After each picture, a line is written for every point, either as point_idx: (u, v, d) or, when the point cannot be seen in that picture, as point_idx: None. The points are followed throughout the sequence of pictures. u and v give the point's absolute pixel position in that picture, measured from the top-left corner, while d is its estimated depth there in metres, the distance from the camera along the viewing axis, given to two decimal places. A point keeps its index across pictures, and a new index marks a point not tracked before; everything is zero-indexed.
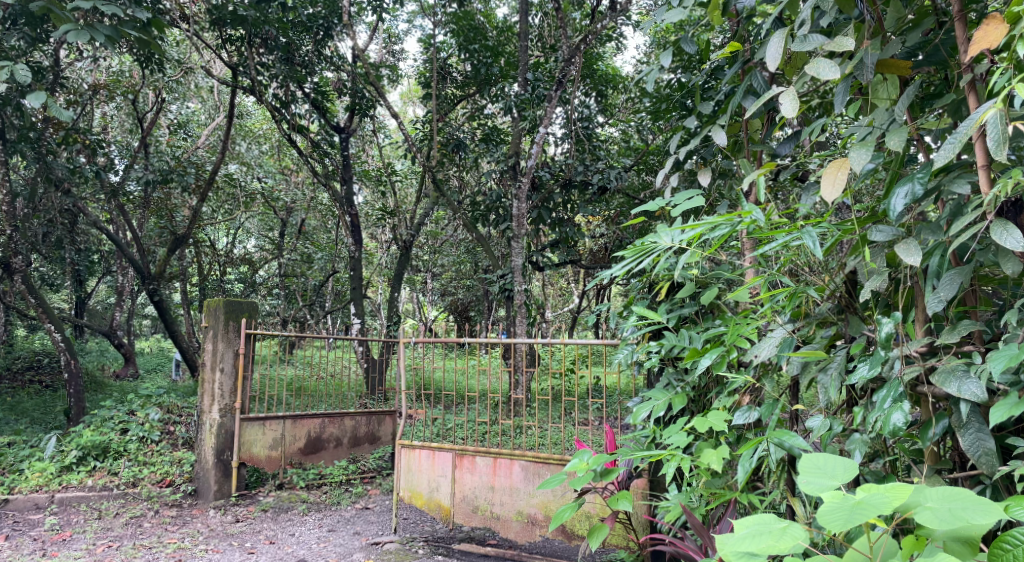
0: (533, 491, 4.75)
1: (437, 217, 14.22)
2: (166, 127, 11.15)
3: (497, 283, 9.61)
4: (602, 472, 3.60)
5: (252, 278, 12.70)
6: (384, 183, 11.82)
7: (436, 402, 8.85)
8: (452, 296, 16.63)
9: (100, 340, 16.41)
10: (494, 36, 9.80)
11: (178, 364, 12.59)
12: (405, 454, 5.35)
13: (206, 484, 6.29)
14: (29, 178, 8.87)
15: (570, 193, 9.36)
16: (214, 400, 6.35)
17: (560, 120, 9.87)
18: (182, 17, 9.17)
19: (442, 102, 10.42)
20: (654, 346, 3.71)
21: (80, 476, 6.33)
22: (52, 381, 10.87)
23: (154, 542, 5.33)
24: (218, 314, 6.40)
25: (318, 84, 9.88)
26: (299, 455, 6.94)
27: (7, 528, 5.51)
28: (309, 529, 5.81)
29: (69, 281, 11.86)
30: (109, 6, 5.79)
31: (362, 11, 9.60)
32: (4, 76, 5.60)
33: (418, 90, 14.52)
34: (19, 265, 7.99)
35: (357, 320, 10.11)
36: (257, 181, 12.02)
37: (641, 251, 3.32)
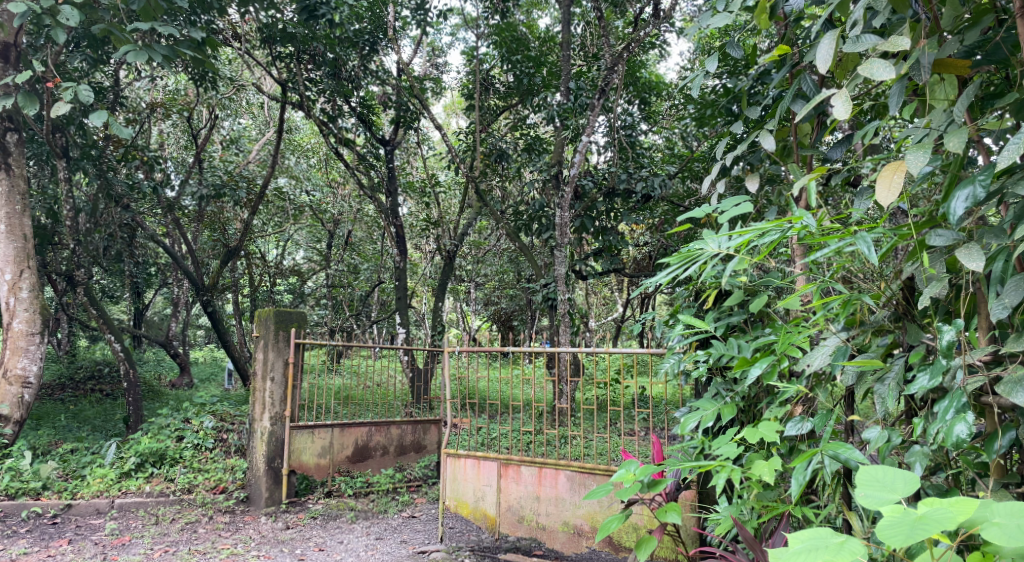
0: (579, 502, 4.72)
1: (481, 226, 14.27)
2: (219, 144, 11.48)
3: (540, 293, 9.60)
4: (649, 483, 3.55)
5: (300, 290, 12.93)
6: (429, 195, 11.95)
7: (481, 411, 8.87)
8: (495, 306, 16.66)
9: (156, 350, 16.87)
10: (536, 46, 9.84)
11: (230, 374, 12.85)
12: (451, 463, 5.36)
13: (258, 491, 6.42)
14: (90, 195, 9.17)
15: (613, 202, 9.31)
16: (265, 408, 6.49)
17: (603, 129, 9.83)
18: (234, 36, 9.44)
19: (484, 113, 10.51)
20: (703, 355, 3.65)
21: (138, 482, 6.49)
22: (112, 390, 11.19)
23: (208, 548, 5.45)
24: (268, 325, 6.55)
25: (365, 98, 10.03)
26: (347, 463, 7.02)
27: (70, 533, 5.69)
28: (357, 536, 5.87)
29: (128, 293, 12.26)
30: (167, 27, 6.00)
31: (406, 26, 9.76)
32: (68, 97, 5.82)
33: (461, 102, 14.66)
34: (82, 279, 8.28)
35: (403, 330, 10.20)
36: (305, 195, 12.27)
37: (687, 258, 3.29)
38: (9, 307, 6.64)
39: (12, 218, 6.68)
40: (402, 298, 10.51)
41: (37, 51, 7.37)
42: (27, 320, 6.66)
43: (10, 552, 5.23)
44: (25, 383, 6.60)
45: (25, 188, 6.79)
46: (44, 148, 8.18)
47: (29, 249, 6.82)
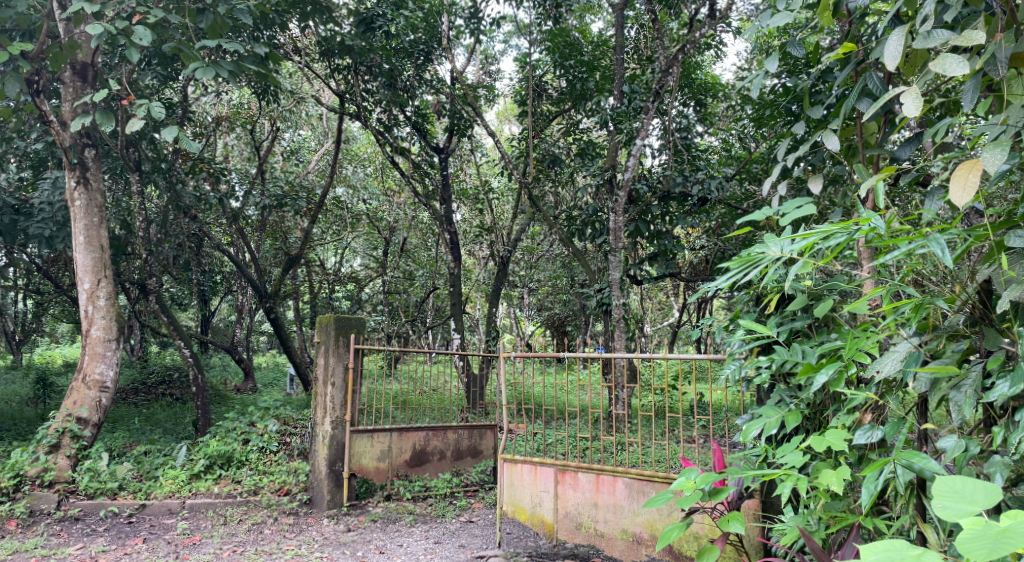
0: (638, 509, 4.67)
1: (534, 232, 14.28)
2: (280, 155, 11.79)
3: (594, 298, 9.54)
4: (710, 491, 3.49)
5: (358, 296, 13.16)
6: (482, 202, 12.02)
7: (537, 417, 8.86)
8: (549, 311, 16.62)
9: (222, 356, 17.38)
10: (589, 51, 9.79)
11: (292, 379, 13.14)
12: (507, 469, 5.37)
13: (320, 493, 6.56)
14: (161, 207, 9.54)
15: (668, 205, 9.17)
16: (327, 413, 6.62)
17: (658, 131, 9.73)
18: (294, 50, 9.70)
19: (537, 119, 10.53)
20: (765, 361, 3.57)
21: (207, 484, 6.69)
22: (182, 394, 11.58)
23: (274, 549, 5.59)
24: (329, 330, 6.68)
25: (419, 107, 10.15)
26: (405, 468, 7.10)
27: (145, 532, 5.92)
28: (416, 540, 5.93)
29: (195, 301, 12.70)
30: (232, 43, 6.20)
31: (459, 35, 9.87)
32: (141, 113, 6.07)
33: (513, 108, 14.70)
34: (153, 287, 8.61)
35: (458, 336, 10.26)
36: (362, 203, 12.50)
37: (747, 262, 3.26)
38: (88, 315, 6.97)
39: (90, 230, 6.99)
40: (457, 304, 10.58)
41: (113, 70, 7.73)
42: (104, 326, 6.98)
43: (90, 550, 5.47)
44: (102, 388, 6.90)
45: (102, 201, 7.10)
46: (118, 162, 8.54)
47: (106, 259, 7.14)
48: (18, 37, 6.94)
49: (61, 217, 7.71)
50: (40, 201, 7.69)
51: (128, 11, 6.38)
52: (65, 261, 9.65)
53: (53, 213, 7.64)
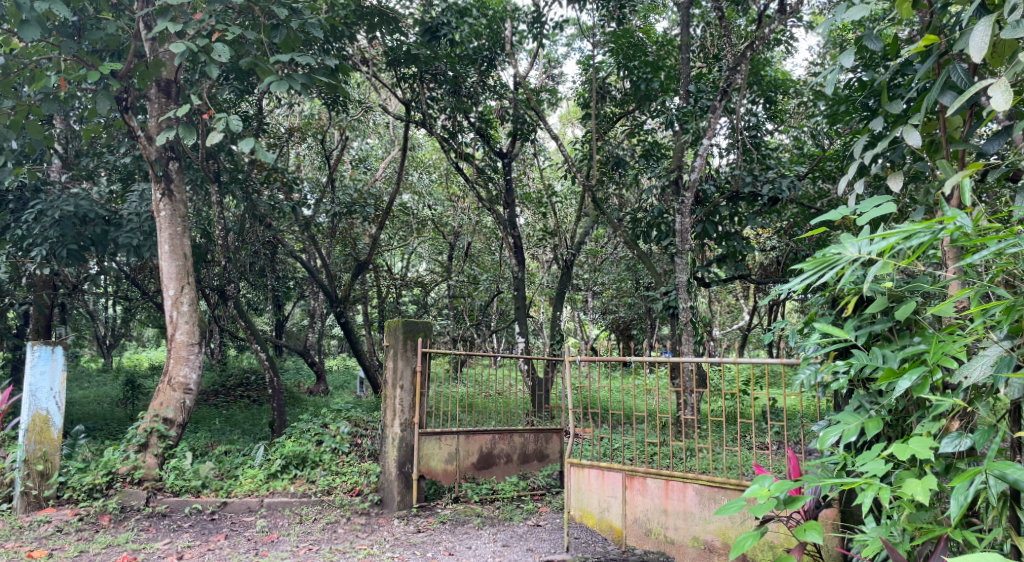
0: (710, 517, 4.59)
1: (598, 235, 14.18)
2: (349, 164, 12.08)
3: (661, 301, 9.38)
4: (786, 499, 3.40)
5: (424, 301, 13.32)
6: (545, 205, 12.02)
7: (604, 422, 8.79)
8: (613, 315, 16.43)
9: (295, 359, 17.86)
10: (654, 51, 9.66)
11: (362, 382, 13.40)
12: (575, 473, 5.37)
13: (390, 494, 6.67)
14: (238, 215, 9.91)
15: (737, 206, 8.97)
16: (396, 415, 6.75)
17: (726, 130, 9.54)
18: (362, 61, 9.91)
19: (601, 121, 10.40)
20: (842, 366, 3.45)
21: (284, 483, 6.89)
22: (259, 396, 11.96)
23: (347, 547, 5.73)
24: (397, 334, 6.79)
25: (483, 113, 10.24)
26: (472, 470, 7.17)
27: (226, 529, 6.16)
28: (484, 542, 5.97)
29: (270, 306, 13.10)
30: (304, 57, 6.41)
31: (522, 40, 9.90)
32: (221, 126, 6.31)
33: (577, 110, 14.61)
34: (232, 293, 8.95)
35: (523, 340, 10.26)
36: (427, 209, 12.66)
37: (822, 264, 3.19)
38: (173, 320, 7.28)
39: (175, 239, 7.33)
40: (521, 307, 10.59)
41: (194, 86, 8.10)
42: (187, 331, 7.29)
43: (177, 545, 5.72)
44: (186, 390, 7.22)
45: (185, 211, 7.42)
46: (200, 174, 8.95)
47: (189, 267, 7.45)
48: (108, 57, 7.33)
49: (148, 227, 8.12)
50: (129, 212, 8.11)
51: (208, 29, 6.68)
52: (151, 269, 10.11)
53: (140, 224, 8.06)
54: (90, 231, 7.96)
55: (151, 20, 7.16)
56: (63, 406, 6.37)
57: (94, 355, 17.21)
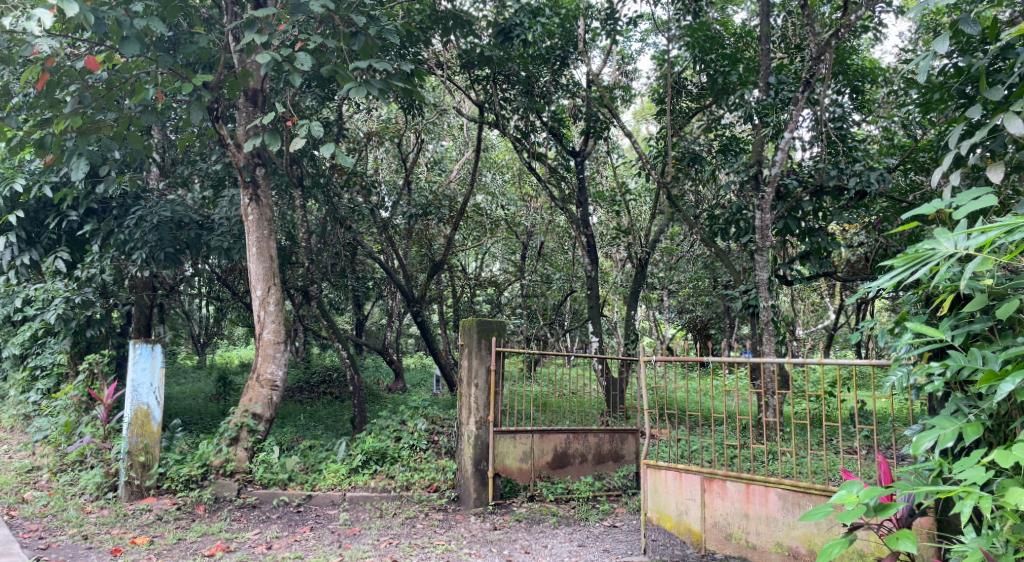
0: (794, 523, 4.47)
1: (674, 232, 13.94)
2: (424, 166, 12.28)
3: (740, 299, 9.14)
4: (877, 506, 3.28)
5: (498, 300, 13.40)
6: (618, 203, 11.87)
7: (680, 424, 8.63)
8: (690, 314, 16.10)
9: (373, 357, 18.26)
10: (732, 43, 9.44)
11: (438, 381, 13.59)
12: (651, 475, 5.27)
13: (467, 491, 6.76)
14: (320, 218, 10.22)
15: (822, 201, 8.67)
16: (471, 413, 6.83)
17: (810, 122, 9.21)
18: (437, 64, 10.07)
19: (676, 117, 10.18)
20: (937, 367, 3.29)
21: (364, 478, 7.10)
22: (340, 393, 12.31)
23: (426, 542, 5.84)
24: (471, 333, 6.86)
25: (555, 112, 10.21)
26: (547, 469, 7.15)
27: (312, 521, 6.38)
28: (561, 542, 5.97)
29: (350, 305, 13.46)
30: (381, 62, 6.56)
31: (596, 37, 9.86)
32: (303, 132, 6.52)
33: (651, 107, 14.36)
34: (314, 293, 9.25)
35: (596, 339, 10.18)
36: (500, 209, 12.73)
37: (914, 260, 3.09)
38: (260, 319, 7.58)
39: (262, 242, 7.63)
40: (594, 306, 10.50)
41: (279, 94, 8.43)
42: (274, 330, 7.57)
43: (266, 535, 5.96)
44: (273, 386, 7.51)
45: (272, 215, 7.72)
46: (284, 179, 9.31)
47: (274, 269, 7.74)
48: (200, 69, 7.70)
49: (237, 230, 8.54)
50: (220, 217, 8.52)
51: (291, 39, 6.94)
52: (239, 271, 10.56)
53: (230, 227, 8.49)
54: (185, 235, 8.41)
55: (239, 33, 7.49)
56: (162, 400, 6.71)
57: (188, 353, 18.11)
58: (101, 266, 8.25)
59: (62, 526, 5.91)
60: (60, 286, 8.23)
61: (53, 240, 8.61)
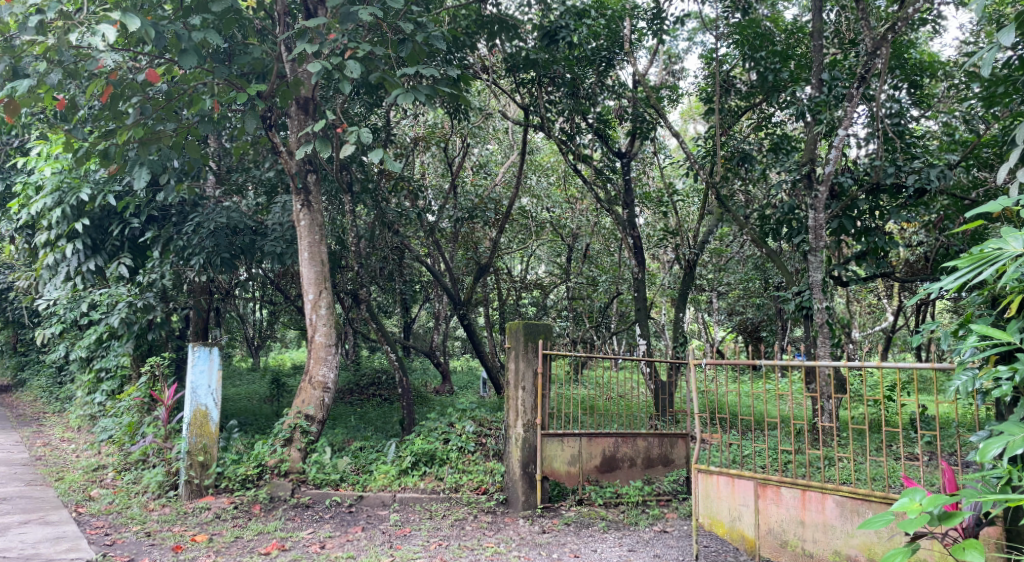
0: (853, 531, 4.35)
1: (723, 233, 13.72)
2: (470, 169, 12.34)
3: (793, 301, 8.94)
4: (942, 515, 3.16)
5: (544, 303, 13.35)
6: (666, 205, 11.72)
7: (731, 428, 8.47)
8: (740, 316, 15.80)
9: (420, 360, 18.40)
10: (782, 39, 9.23)
11: (485, 383, 13.62)
12: (703, 480, 5.19)
13: (516, 494, 6.76)
14: (368, 223, 10.36)
15: (878, 199, 8.43)
16: (518, 416, 6.84)
17: (865, 119, 8.97)
18: (483, 68, 10.12)
19: (725, 116, 10.01)
20: (1005, 371, 3.16)
21: (414, 479, 7.16)
22: (389, 394, 12.44)
23: (475, 544, 5.86)
24: (518, 336, 6.87)
25: (601, 114, 10.13)
26: (595, 473, 7.09)
27: (363, 521, 6.47)
28: (610, 546, 5.92)
29: (398, 309, 13.60)
30: (428, 69, 6.64)
31: (642, 37, 9.77)
32: (353, 139, 6.62)
33: (699, 106, 14.19)
34: (364, 297, 9.38)
35: (644, 342, 10.07)
36: (546, 212, 12.71)
37: (980, 261, 2.98)
38: (312, 323, 7.73)
39: (313, 247, 7.78)
40: (642, 309, 10.38)
41: (329, 101, 8.59)
42: (326, 333, 7.71)
43: (319, 535, 6.06)
44: (325, 388, 7.64)
45: (323, 221, 7.86)
46: (334, 185, 9.48)
47: (325, 273, 7.87)
48: (254, 79, 7.90)
49: (290, 236, 8.73)
50: (273, 223, 8.72)
51: (341, 47, 7.07)
52: (291, 275, 10.78)
53: (283, 233, 8.69)
54: (240, 241, 8.62)
55: (292, 43, 7.65)
56: (219, 402, 6.88)
57: (243, 356, 18.55)
58: (161, 272, 8.52)
59: (126, 523, 6.11)
60: (123, 291, 8.51)
61: (116, 247, 8.93)
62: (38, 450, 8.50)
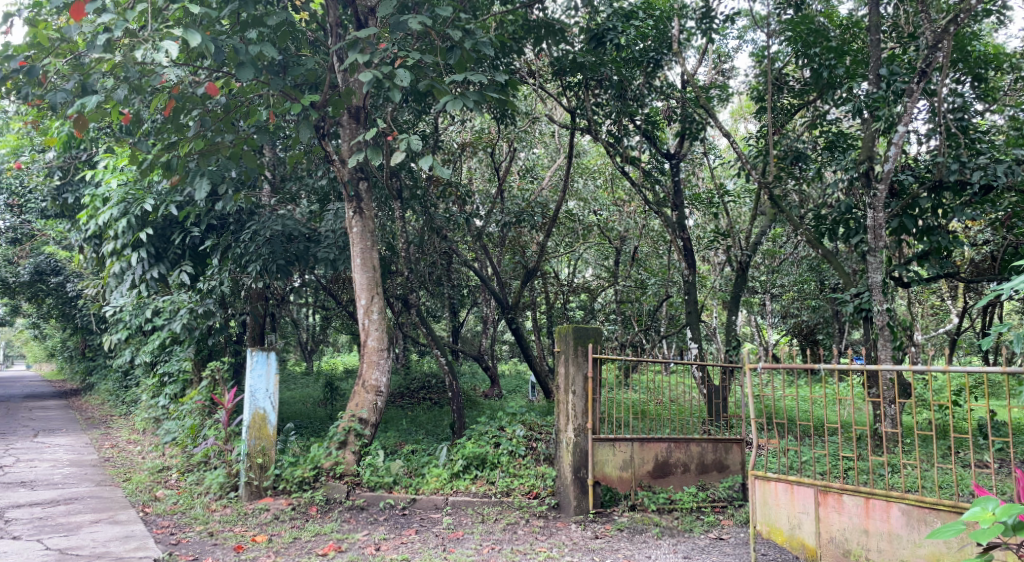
0: (920, 540, 4.21)
1: (776, 234, 13.44)
2: (517, 174, 12.37)
3: (851, 303, 8.69)
4: (1016, 526, 3.03)
5: (592, 306, 13.27)
6: (716, 206, 11.54)
7: (788, 434, 8.27)
8: (795, 318, 15.42)
9: (469, 364, 18.50)
10: (837, 35, 8.98)
11: (534, 387, 13.62)
12: (760, 486, 5.07)
13: (567, 499, 6.73)
14: (418, 228, 10.49)
15: (941, 197, 8.14)
16: (569, 420, 6.80)
17: (926, 114, 8.69)
18: (529, 73, 10.15)
19: (777, 114, 9.89)
20: None
21: (466, 482, 7.20)
22: (439, 398, 12.53)
23: (528, 548, 5.86)
24: (568, 340, 6.83)
25: (649, 115, 9.97)
26: (648, 478, 7.00)
27: (416, 524, 6.54)
28: (665, 553, 5.85)
29: (447, 313, 13.71)
30: (476, 76, 6.68)
31: (691, 37, 9.70)
32: (402, 146, 6.70)
33: (750, 104, 13.95)
34: (414, 301, 9.47)
35: (695, 345, 9.93)
36: (593, 215, 12.65)
37: None
38: (365, 327, 7.84)
39: (365, 253, 7.90)
40: (693, 312, 10.24)
41: (380, 109, 8.72)
42: (378, 337, 7.79)
43: (375, 537, 6.14)
44: (378, 392, 7.74)
45: (374, 227, 7.97)
46: (385, 192, 9.63)
47: (377, 279, 7.97)
48: (307, 89, 8.06)
49: (343, 242, 8.89)
50: (326, 230, 8.89)
51: (391, 56, 7.16)
52: (343, 280, 10.96)
53: (336, 239, 8.84)
54: (295, 247, 8.81)
55: (344, 53, 7.79)
56: (277, 405, 7.04)
57: (297, 360, 18.97)
58: (220, 279, 8.77)
59: (190, 523, 6.29)
60: (185, 298, 8.82)
61: (178, 255, 9.23)
62: (107, 452, 8.85)
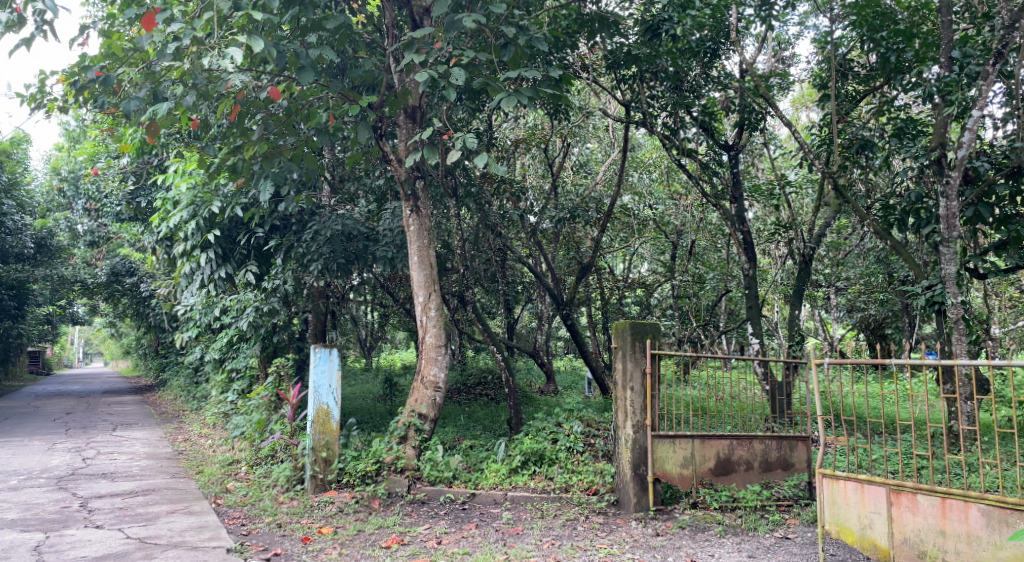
0: (1002, 542, 4.03)
1: (841, 224, 13.03)
2: (571, 169, 12.30)
3: (921, 296, 8.34)
4: None
5: (649, 301, 13.11)
6: (777, 197, 11.25)
7: (855, 432, 8.00)
8: (861, 312, 14.90)
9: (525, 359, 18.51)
10: (906, 18, 8.64)
11: (591, 383, 13.55)
12: (828, 485, 4.93)
13: (627, 496, 6.67)
14: (473, 225, 10.53)
15: (1020, 183, 7.76)
16: (628, 417, 6.73)
17: (1002, 97, 8.31)
18: (584, 67, 10.12)
19: (841, 101, 9.54)
20: None
21: (525, 478, 7.25)
22: (495, 394, 12.57)
23: (588, 545, 5.84)
24: (625, 336, 6.75)
25: (706, 106, 9.83)
26: (710, 476, 6.86)
27: (477, 518, 6.59)
28: (729, 551, 5.75)
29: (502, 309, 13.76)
30: (531, 72, 6.66)
31: (749, 25, 9.44)
32: (459, 144, 6.73)
33: (812, 92, 13.52)
34: (470, 298, 9.51)
35: (756, 340, 9.71)
36: (649, 209, 12.48)
37: None
38: (423, 324, 7.92)
39: (422, 250, 7.98)
40: (753, 307, 10.01)
41: (435, 108, 8.78)
42: (436, 334, 7.86)
43: (436, 530, 6.22)
44: (436, 388, 7.81)
45: (431, 225, 8.05)
46: (440, 190, 9.71)
47: (434, 275, 8.04)
48: (364, 91, 8.18)
49: (400, 240, 8.99)
50: (384, 228, 9.00)
51: (446, 55, 7.19)
52: (401, 278, 11.10)
53: (394, 238, 8.96)
54: (354, 246, 8.97)
55: (400, 54, 7.87)
56: (339, 401, 7.18)
57: (356, 357, 19.33)
58: (284, 278, 9.00)
59: (259, 514, 6.48)
60: (250, 296, 9.09)
61: (243, 255, 9.49)
62: (180, 445, 9.20)
